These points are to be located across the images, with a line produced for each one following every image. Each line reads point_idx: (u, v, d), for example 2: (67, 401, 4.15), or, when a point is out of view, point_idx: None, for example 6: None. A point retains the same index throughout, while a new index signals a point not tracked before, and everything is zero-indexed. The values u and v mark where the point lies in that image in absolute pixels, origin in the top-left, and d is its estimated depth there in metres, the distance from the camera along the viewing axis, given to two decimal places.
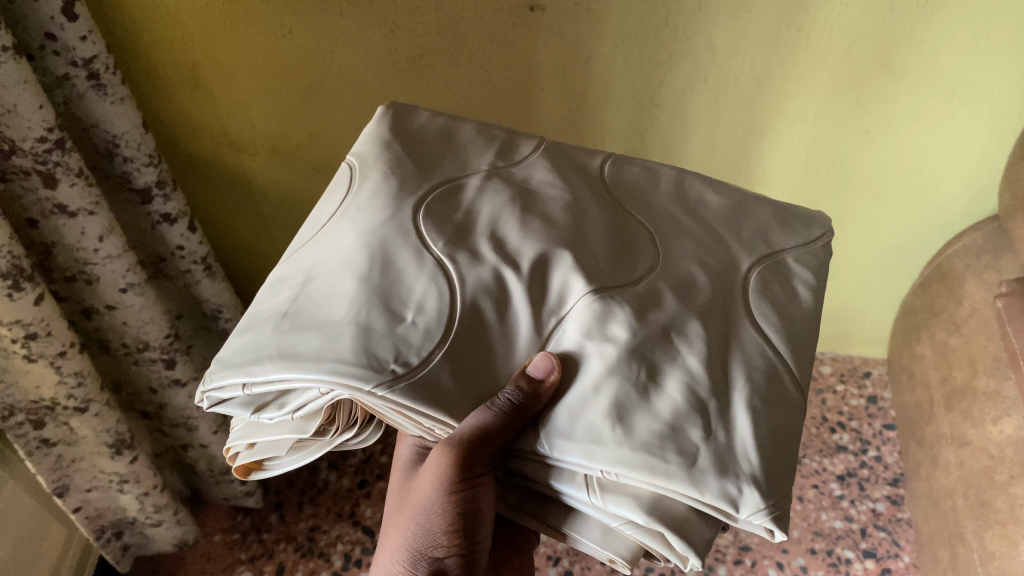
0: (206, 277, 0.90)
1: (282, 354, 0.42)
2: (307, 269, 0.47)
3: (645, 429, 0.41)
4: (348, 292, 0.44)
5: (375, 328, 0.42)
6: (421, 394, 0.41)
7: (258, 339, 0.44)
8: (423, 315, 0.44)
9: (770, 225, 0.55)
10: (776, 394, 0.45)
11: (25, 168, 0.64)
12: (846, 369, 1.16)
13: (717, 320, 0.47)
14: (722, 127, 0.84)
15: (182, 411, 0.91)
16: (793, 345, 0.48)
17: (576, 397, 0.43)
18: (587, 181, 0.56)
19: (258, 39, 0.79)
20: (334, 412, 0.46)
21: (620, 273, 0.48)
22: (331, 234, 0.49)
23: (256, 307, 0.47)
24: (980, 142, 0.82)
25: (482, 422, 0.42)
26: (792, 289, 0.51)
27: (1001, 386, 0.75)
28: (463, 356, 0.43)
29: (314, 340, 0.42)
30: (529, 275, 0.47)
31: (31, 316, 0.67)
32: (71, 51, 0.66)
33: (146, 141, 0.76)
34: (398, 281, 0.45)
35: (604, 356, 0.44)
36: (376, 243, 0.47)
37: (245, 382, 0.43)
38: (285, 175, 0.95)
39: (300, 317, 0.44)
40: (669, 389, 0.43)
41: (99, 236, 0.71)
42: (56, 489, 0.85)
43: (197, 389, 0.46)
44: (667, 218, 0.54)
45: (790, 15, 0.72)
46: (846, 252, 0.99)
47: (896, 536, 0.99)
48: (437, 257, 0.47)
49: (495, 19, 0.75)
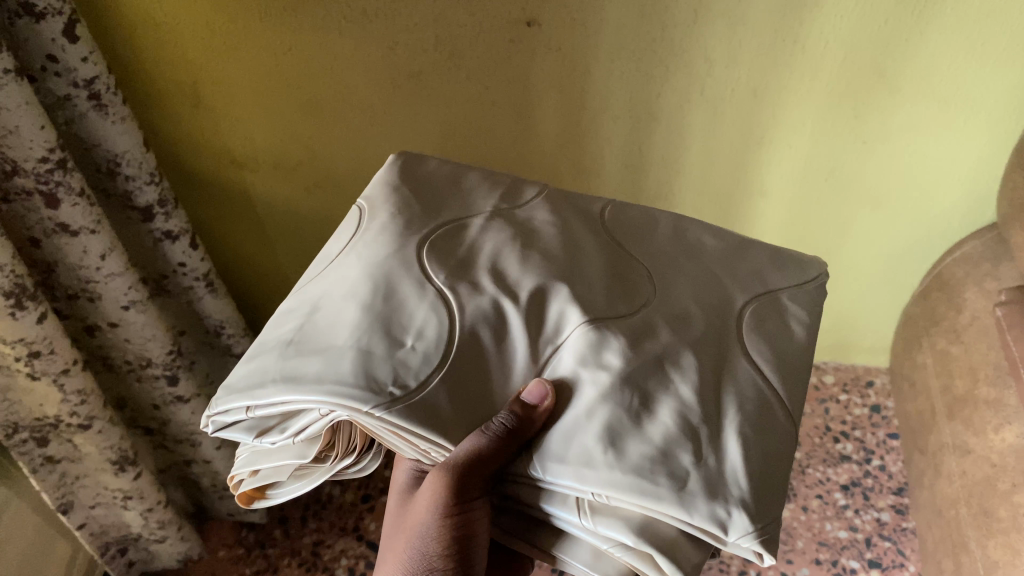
0: (208, 293, 0.90)
1: (285, 378, 0.43)
2: (314, 299, 0.48)
3: (637, 453, 0.41)
4: (351, 320, 0.45)
5: (375, 352, 0.43)
6: (419, 414, 0.41)
7: (263, 364, 0.44)
8: (422, 340, 0.44)
9: (766, 265, 0.55)
10: (768, 422, 0.45)
11: (27, 188, 0.64)
12: (849, 378, 1.16)
13: (714, 355, 0.47)
14: (720, 141, 0.84)
15: (186, 428, 0.91)
16: (786, 376, 0.48)
17: (569, 421, 0.43)
18: (585, 221, 0.57)
19: (260, 58, 0.80)
20: (333, 438, 0.47)
21: (617, 306, 0.49)
22: (338, 268, 0.50)
23: (263, 337, 0.47)
24: (980, 150, 0.82)
25: (478, 445, 0.42)
26: (785, 325, 0.51)
27: (1002, 395, 0.75)
28: (460, 379, 0.44)
29: (316, 363, 0.43)
30: (526, 304, 0.47)
31: (34, 334, 0.67)
32: (72, 72, 0.66)
33: (148, 159, 0.76)
34: (400, 309, 0.46)
35: (598, 382, 0.44)
36: (378, 276, 0.47)
37: (249, 405, 0.44)
38: (288, 193, 0.96)
39: (304, 344, 0.44)
40: (661, 416, 0.43)
41: (102, 255, 0.72)
42: (61, 505, 0.86)
43: (202, 414, 0.47)
44: (664, 257, 0.54)
45: (785, 27, 0.73)
46: (845, 266, 1.00)
47: (901, 546, 0.98)
48: (439, 288, 0.47)
49: (492, 35, 0.75)
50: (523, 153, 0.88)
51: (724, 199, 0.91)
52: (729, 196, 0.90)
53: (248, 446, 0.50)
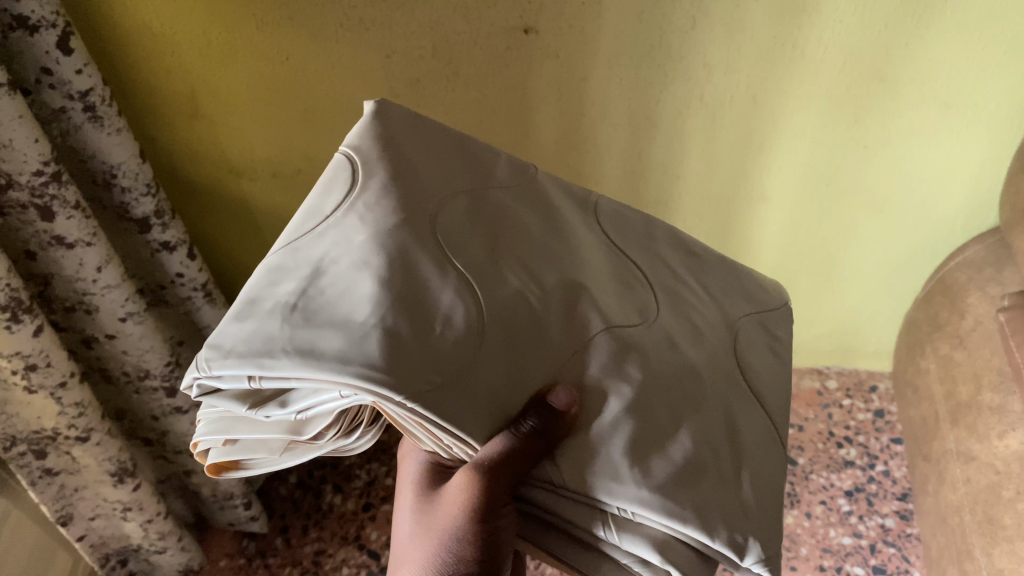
0: (206, 303, 0.90)
1: (299, 352, 0.38)
2: (315, 262, 0.43)
3: (662, 472, 0.43)
4: (368, 292, 0.41)
5: (402, 334, 0.39)
6: (444, 409, 0.39)
7: (266, 330, 0.40)
8: (451, 328, 0.41)
9: (747, 288, 0.60)
10: (762, 448, 0.49)
11: (22, 202, 0.64)
12: (853, 383, 1.15)
13: (720, 380, 0.51)
14: (720, 146, 0.84)
15: (185, 438, 0.91)
16: (771, 404, 0.53)
17: (597, 431, 0.44)
18: (585, 221, 0.56)
19: (256, 67, 0.79)
20: (339, 415, 0.42)
21: (631, 314, 0.51)
22: (339, 228, 0.45)
23: (254, 296, 0.42)
24: (981, 156, 0.82)
25: (507, 445, 0.40)
26: (771, 354, 0.56)
27: (1006, 401, 0.74)
28: (482, 370, 0.41)
29: (336, 338, 0.38)
30: (552, 294, 0.48)
31: (30, 347, 0.67)
32: (67, 84, 0.66)
33: (144, 170, 0.76)
34: (423, 289, 0.42)
35: (623, 396, 0.45)
36: (391, 242, 0.43)
37: (253, 374, 0.39)
38: (287, 200, 0.95)
39: (315, 314, 0.40)
40: (680, 439, 0.45)
41: (97, 267, 0.71)
42: (61, 517, 0.86)
43: (186, 376, 0.41)
44: (664, 273, 0.57)
45: (784, 32, 0.72)
46: (849, 270, 0.99)
47: (905, 552, 0.98)
48: (459, 272, 0.44)
49: (489, 43, 0.75)
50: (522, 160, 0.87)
51: (725, 204, 0.90)
52: (730, 201, 0.90)
53: (220, 411, 0.46)
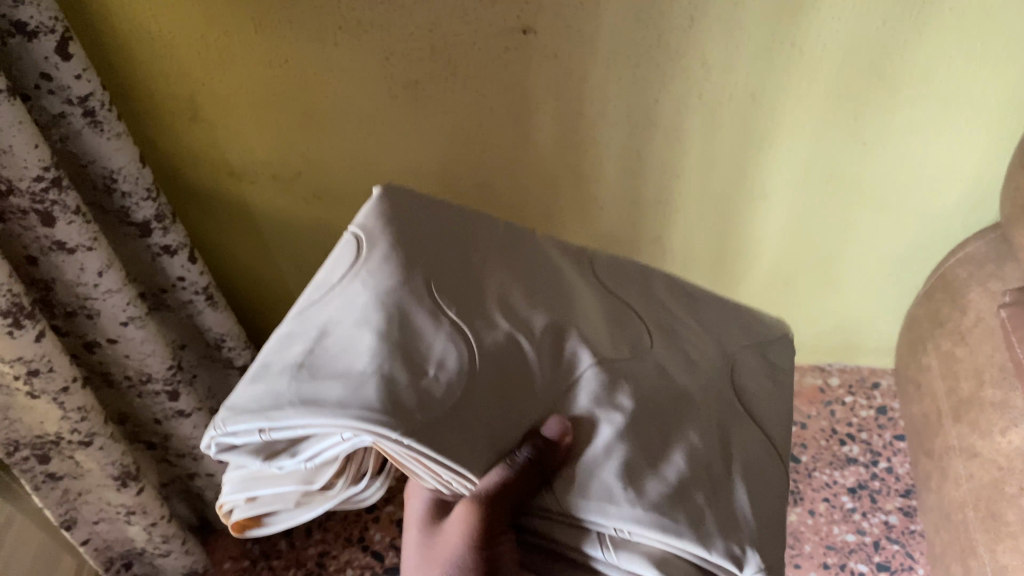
0: (208, 307, 0.90)
1: (302, 402, 0.40)
2: (320, 323, 0.45)
3: (655, 491, 0.43)
4: (367, 346, 0.42)
5: (399, 380, 0.40)
6: (439, 440, 0.39)
7: (273, 387, 0.41)
8: (445, 370, 0.42)
9: (748, 317, 0.60)
10: (760, 464, 0.49)
11: (23, 208, 0.64)
12: (855, 380, 1.15)
13: (714, 403, 0.50)
14: (718, 147, 0.84)
15: (187, 441, 0.91)
16: (771, 420, 0.52)
17: (589, 457, 0.44)
18: (578, 267, 0.58)
19: (255, 71, 0.80)
20: (346, 463, 0.43)
21: (621, 347, 0.51)
22: (341, 293, 0.46)
23: (265, 361, 0.44)
24: (982, 151, 0.82)
25: (505, 475, 0.41)
26: (773, 375, 0.56)
27: (1009, 397, 0.74)
28: (472, 408, 0.42)
29: (337, 388, 0.40)
30: (540, 337, 0.48)
31: (33, 353, 0.67)
32: (66, 89, 0.66)
33: (145, 175, 0.76)
34: (418, 340, 0.43)
35: (614, 422, 0.45)
36: (390, 300, 0.44)
37: (263, 427, 0.41)
38: (287, 204, 0.96)
39: (319, 368, 0.42)
40: (675, 459, 0.45)
41: (98, 272, 0.71)
42: (64, 521, 0.86)
43: (205, 435, 0.43)
44: (663, 309, 0.58)
45: (782, 31, 0.72)
46: (848, 267, 0.99)
47: (909, 549, 0.98)
48: (453, 322, 0.45)
49: (487, 44, 0.75)
50: (521, 160, 0.87)
51: (725, 202, 0.90)
52: (728, 198, 0.90)
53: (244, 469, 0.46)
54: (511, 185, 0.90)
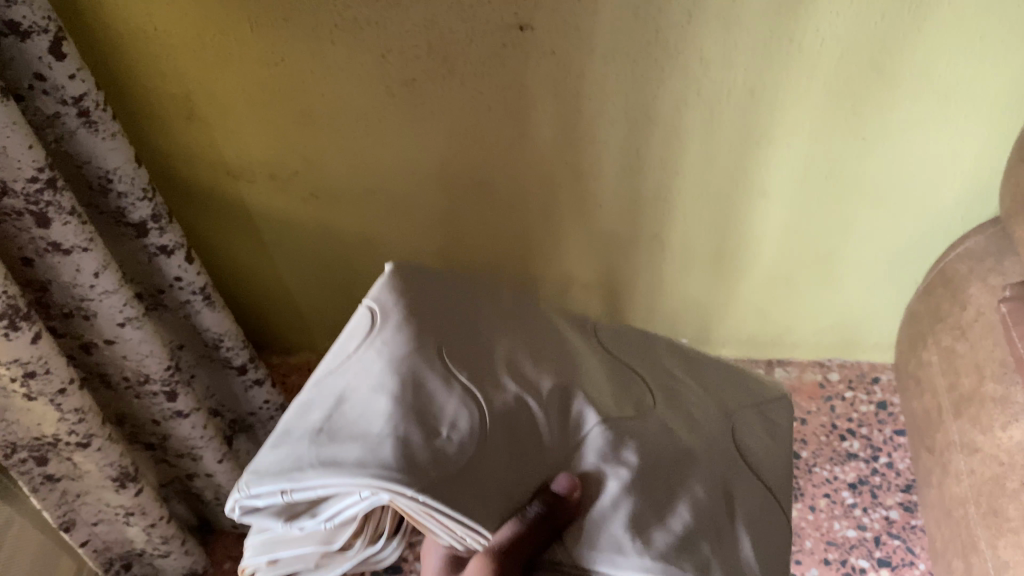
0: (206, 306, 0.89)
1: (323, 464, 0.41)
2: (338, 387, 0.46)
3: (662, 542, 0.44)
4: (382, 409, 0.43)
5: (413, 441, 0.41)
6: (452, 498, 0.40)
7: (295, 451, 0.43)
8: (457, 431, 0.43)
9: (744, 377, 0.62)
10: (764, 514, 0.51)
11: (18, 209, 0.64)
12: (854, 375, 1.15)
13: (718, 457, 0.51)
14: (717, 144, 0.83)
15: (186, 441, 0.91)
16: (772, 473, 0.54)
17: (596, 512, 0.44)
18: (581, 334, 0.59)
19: (251, 70, 0.79)
20: (364, 523, 0.45)
21: (625, 408, 0.51)
22: (356, 357, 0.47)
23: (286, 425, 0.46)
24: (982, 145, 0.81)
25: (516, 531, 0.41)
26: (773, 431, 0.58)
27: (1010, 391, 0.74)
28: (486, 470, 0.42)
29: (355, 450, 0.41)
30: (548, 397, 0.48)
31: (29, 354, 0.67)
32: (60, 89, 0.66)
33: (140, 175, 0.76)
34: (431, 401, 0.44)
35: (620, 477, 0.45)
36: (404, 363, 0.46)
37: (285, 489, 0.42)
38: (285, 203, 0.95)
39: (337, 432, 0.43)
40: (680, 510, 0.46)
41: (95, 273, 0.71)
42: (63, 523, 0.86)
43: (229, 499, 0.45)
44: (663, 371, 0.59)
45: (781, 26, 0.72)
46: (849, 262, 0.98)
47: (910, 544, 0.98)
48: (464, 384, 0.46)
49: (484, 42, 0.75)
50: (519, 158, 0.87)
51: (725, 198, 0.90)
52: (727, 194, 0.89)
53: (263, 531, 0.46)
54: (509, 183, 0.90)
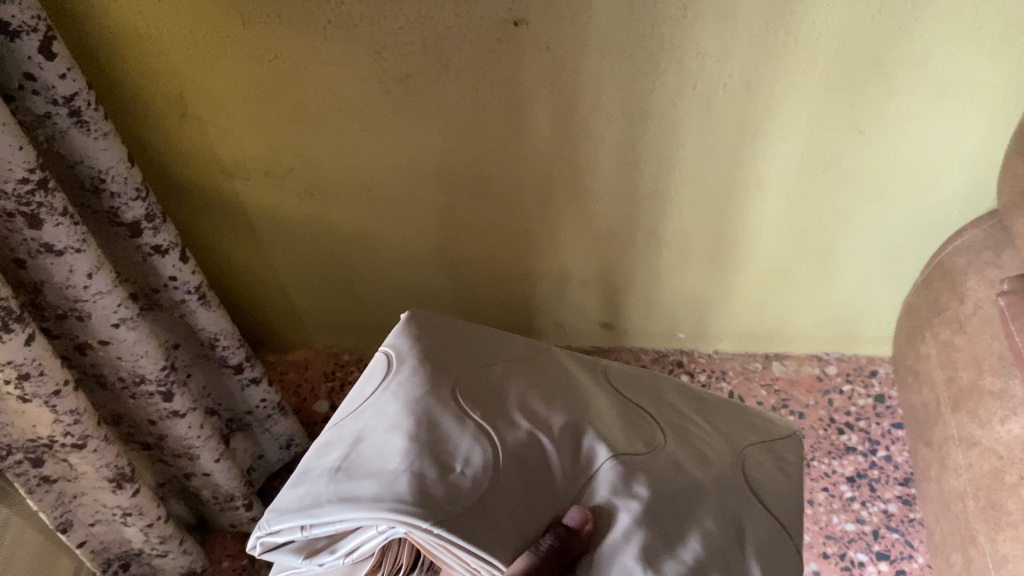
0: (201, 306, 0.89)
1: (340, 498, 0.45)
2: (356, 431, 0.50)
3: (674, 571, 0.44)
4: (398, 447, 0.46)
5: (428, 476, 0.44)
6: (465, 529, 0.42)
7: (314, 488, 0.46)
8: (470, 466, 0.46)
9: (755, 415, 0.61)
10: (778, 545, 0.50)
11: (9, 211, 0.63)
12: (852, 368, 1.15)
13: (727, 492, 0.51)
14: (714, 138, 0.83)
15: (182, 441, 0.90)
16: (781, 498, 0.53)
17: (608, 545, 0.45)
18: (592, 375, 0.60)
19: (244, 66, 0.78)
20: (382, 558, 0.47)
21: (636, 445, 0.52)
22: (374, 404, 0.51)
23: (307, 467, 0.49)
24: (979, 138, 0.81)
25: (531, 562, 0.42)
26: (784, 462, 0.57)
27: (1008, 385, 0.74)
28: (499, 500, 0.45)
29: (372, 485, 0.44)
30: (559, 435, 0.50)
31: (22, 356, 0.66)
32: (50, 89, 0.65)
33: (133, 174, 0.75)
34: (444, 439, 0.47)
35: (631, 510, 0.47)
36: (418, 406, 0.49)
37: (304, 524, 0.45)
38: (280, 201, 0.95)
39: (355, 469, 0.46)
40: (692, 542, 0.46)
41: (88, 274, 0.70)
42: (60, 524, 0.85)
43: (251, 536, 0.48)
44: (672, 408, 0.59)
45: (777, 18, 0.71)
46: (846, 256, 0.98)
47: (909, 537, 0.98)
48: (477, 424, 0.49)
49: (478, 36, 0.74)
50: (515, 153, 0.86)
51: (722, 192, 0.90)
52: (724, 187, 0.89)
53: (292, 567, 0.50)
54: (505, 179, 0.90)
